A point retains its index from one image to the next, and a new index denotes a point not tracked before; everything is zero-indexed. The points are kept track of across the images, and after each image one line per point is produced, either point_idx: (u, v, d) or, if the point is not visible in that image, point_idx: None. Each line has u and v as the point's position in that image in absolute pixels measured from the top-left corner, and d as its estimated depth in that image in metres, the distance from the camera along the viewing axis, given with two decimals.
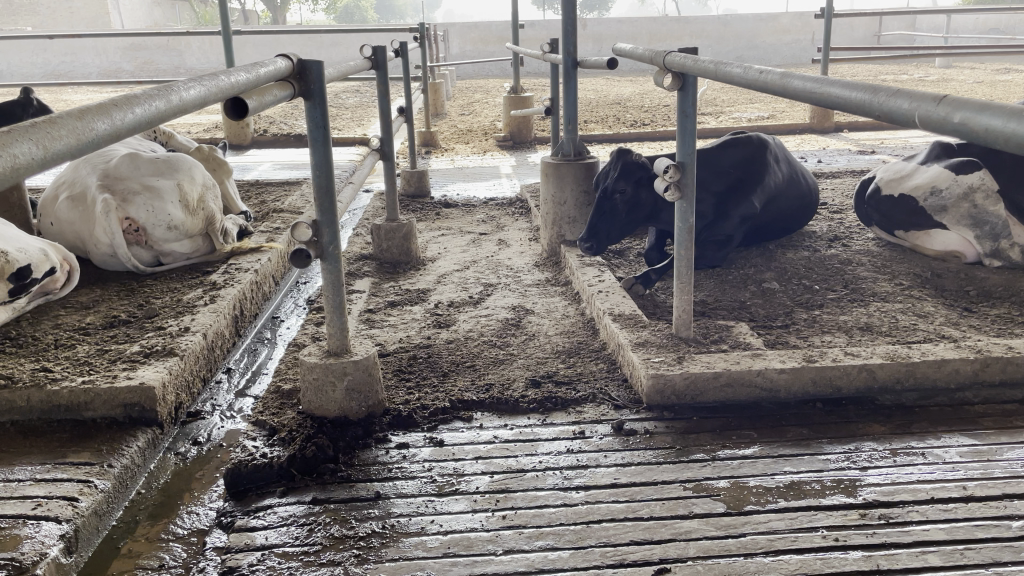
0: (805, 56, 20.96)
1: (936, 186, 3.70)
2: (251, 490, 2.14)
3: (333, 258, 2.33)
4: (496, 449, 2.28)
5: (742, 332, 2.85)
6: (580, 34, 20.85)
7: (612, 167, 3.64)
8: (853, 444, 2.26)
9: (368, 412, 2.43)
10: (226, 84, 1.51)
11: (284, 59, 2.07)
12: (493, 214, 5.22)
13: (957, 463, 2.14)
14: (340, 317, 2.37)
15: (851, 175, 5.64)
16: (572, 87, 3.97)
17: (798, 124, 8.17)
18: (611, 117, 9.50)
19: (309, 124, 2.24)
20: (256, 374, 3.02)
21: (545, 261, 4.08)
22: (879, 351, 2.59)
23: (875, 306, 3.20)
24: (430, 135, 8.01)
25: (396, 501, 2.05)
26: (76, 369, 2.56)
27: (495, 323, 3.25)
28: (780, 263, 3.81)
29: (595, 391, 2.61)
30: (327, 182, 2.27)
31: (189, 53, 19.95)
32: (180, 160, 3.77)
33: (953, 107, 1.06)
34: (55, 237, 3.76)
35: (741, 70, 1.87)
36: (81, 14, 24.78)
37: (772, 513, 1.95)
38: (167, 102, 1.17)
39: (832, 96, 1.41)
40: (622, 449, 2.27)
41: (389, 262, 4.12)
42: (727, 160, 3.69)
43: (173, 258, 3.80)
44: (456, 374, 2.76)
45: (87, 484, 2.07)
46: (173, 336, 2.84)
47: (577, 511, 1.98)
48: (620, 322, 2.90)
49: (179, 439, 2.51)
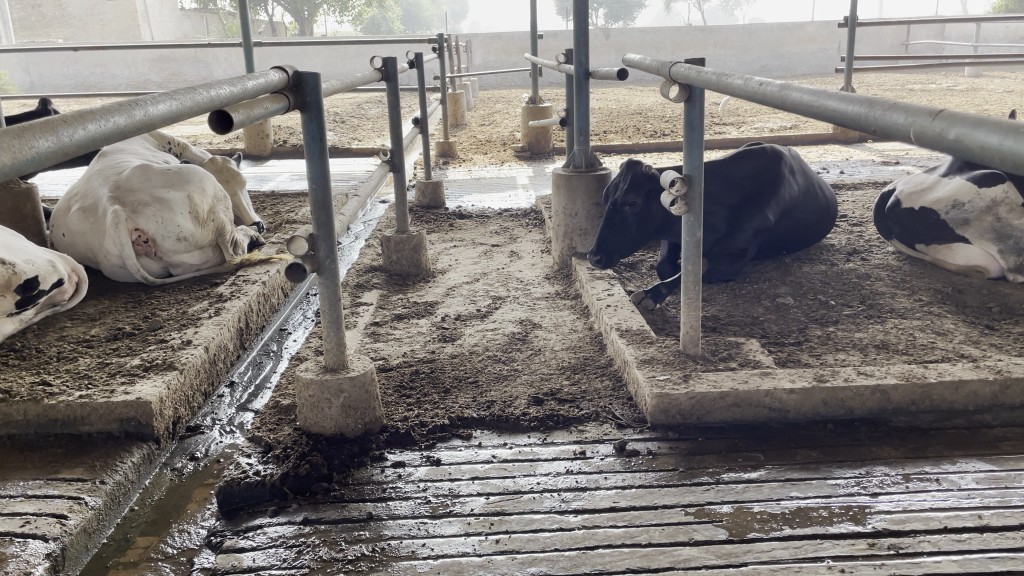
0: (831, 65, 20.75)
1: (959, 199, 3.62)
2: (243, 509, 2.10)
3: (330, 273, 2.29)
4: (493, 469, 2.23)
5: (752, 349, 2.78)
6: (603, 45, 20.80)
7: (623, 179, 3.58)
8: (864, 468, 2.17)
9: (365, 429, 2.39)
10: (204, 98, 1.48)
11: (278, 71, 2.05)
12: (506, 226, 5.17)
13: (973, 490, 2.05)
14: (336, 333, 2.33)
15: (874, 187, 5.52)
16: (584, 98, 3.92)
17: (821, 133, 8.06)
18: (631, 127, 9.44)
19: (306, 137, 2.21)
20: (259, 388, 2.98)
21: (556, 274, 4.03)
22: (894, 371, 2.50)
23: (893, 323, 3.10)
24: (448, 146, 8.00)
25: (388, 523, 2.00)
26: (76, 382, 2.55)
27: (502, 337, 3.20)
28: (796, 277, 3.72)
29: (598, 409, 2.55)
30: (324, 196, 2.23)
31: (216, 64, 20.18)
32: (191, 171, 3.77)
33: (948, 122, 0.99)
34: (67, 248, 3.78)
35: (742, 81, 1.81)
36: (112, 27, 25.25)
37: (777, 541, 1.87)
38: (128, 117, 1.14)
39: (829, 109, 1.35)
40: (623, 470, 2.21)
41: (398, 274, 4.08)
42: (741, 172, 3.62)
43: (183, 270, 3.79)
44: (458, 390, 2.71)
45: (77, 501, 2.05)
46: (174, 349, 2.83)
47: (572, 536, 1.92)
48: (626, 338, 2.83)
49: (176, 455, 2.48)
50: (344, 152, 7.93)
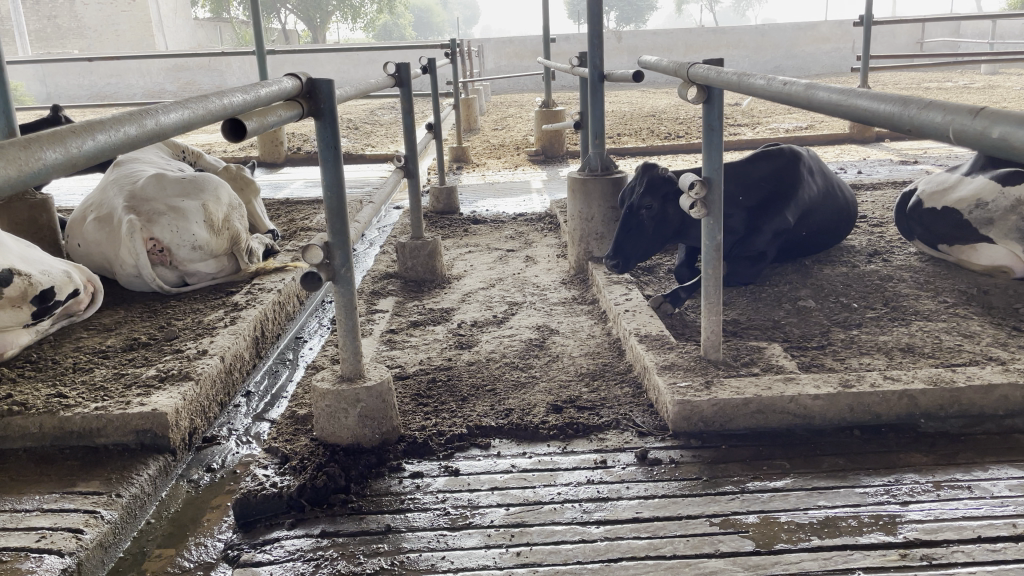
0: (845, 64, 20.60)
1: (982, 199, 3.54)
2: (260, 522, 2.07)
3: (346, 281, 2.26)
4: (512, 479, 2.19)
5: (774, 355, 2.72)
6: (615, 47, 20.73)
7: (639, 183, 3.53)
8: (893, 476, 2.12)
9: (382, 439, 2.36)
10: (217, 106, 1.46)
11: (291, 78, 2.02)
12: (521, 230, 5.14)
13: (1006, 498, 1.99)
14: (353, 341, 2.30)
15: (893, 187, 5.44)
16: (598, 100, 3.88)
17: (838, 133, 7.97)
18: (646, 129, 9.40)
19: (320, 144, 2.19)
20: (275, 398, 2.96)
21: (572, 279, 3.99)
22: (921, 375, 2.45)
23: (918, 325, 3.04)
24: (462, 151, 7.98)
25: (407, 536, 1.97)
26: (91, 394, 2.54)
27: (518, 343, 3.17)
28: (817, 279, 3.67)
29: (618, 416, 2.50)
30: (339, 203, 2.21)
31: (230, 72, 20.24)
32: (205, 179, 3.76)
33: (992, 120, 0.95)
34: (83, 258, 3.78)
35: (765, 81, 1.77)
36: (126, 36, 25.42)
37: (805, 553, 1.82)
38: (140, 126, 1.12)
39: (861, 109, 1.30)
40: (646, 479, 2.16)
41: (414, 280, 4.06)
42: (759, 173, 3.56)
43: (199, 279, 3.78)
44: (475, 399, 2.67)
45: (93, 514, 2.03)
46: (190, 359, 2.81)
47: (595, 548, 1.88)
48: (646, 343, 2.79)
49: (192, 466, 2.46)
50: (357, 159, 7.93)
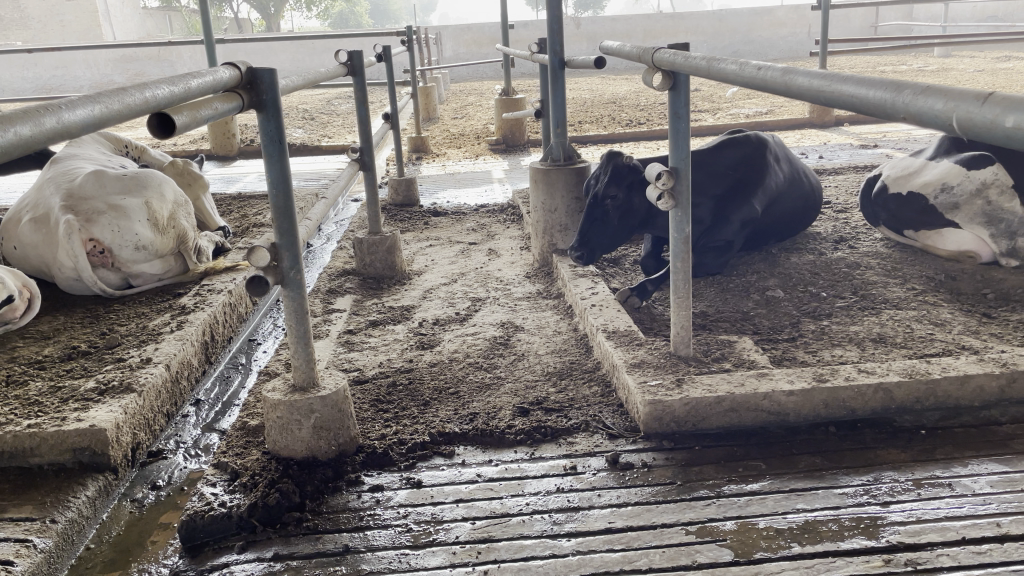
0: (803, 48, 20.59)
1: (947, 183, 3.49)
2: (208, 545, 1.94)
3: (296, 285, 2.12)
4: (479, 490, 2.08)
5: (746, 348, 2.65)
6: (574, 34, 20.60)
7: (603, 172, 3.42)
8: (871, 475, 2.05)
9: (339, 451, 2.23)
10: (137, 100, 1.33)
11: (229, 68, 1.87)
12: (483, 222, 5.01)
13: (988, 495, 1.93)
14: (304, 348, 2.17)
15: (855, 171, 5.42)
16: (559, 89, 3.75)
17: (798, 118, 7.95)
18: (607, 116, 9.31)
19: (263, 138, 2.04)
20: (226, 406, 2.81)
21: (536, 273, 3.88)
22: (895, 367, 2.38)
23: (888, 314, 2.99)
24: (422, 141, 7.81)
25: (366, 556, 1.85)
26: (25, 410, 2.37)
27: (483, 342, 3.05)
28: (784, 268, 3.60)
29: (587, 418, 2.41)
30: (286, 202, 2.06)
31: (182, 63, 19.65)
32: (149, 176, 3.57)
33: (1004, 107, 0.88)
34: (20, 261, 3.58)
35: (737, 67, 1.68)
36: (72, 27, 24.65)
37: (786, 562, 1.74)
38: (37, 126, 0.99)
39: (846, 96, 1.22)
40: (618, 486, 2.07)
41: (372, 276, 3.91)
42: (725, 161, 3.48)
43: (144, 280, 3.59)
44: (438, 403, 2.55)
45: (25, 543, 1.88)
46: (133, 368, 2.64)
47: (567, 564, 1.78)
48: (614, 340, 2.69)
49: (136, 484, 2.31)
50: (312, 150, 7.71)
